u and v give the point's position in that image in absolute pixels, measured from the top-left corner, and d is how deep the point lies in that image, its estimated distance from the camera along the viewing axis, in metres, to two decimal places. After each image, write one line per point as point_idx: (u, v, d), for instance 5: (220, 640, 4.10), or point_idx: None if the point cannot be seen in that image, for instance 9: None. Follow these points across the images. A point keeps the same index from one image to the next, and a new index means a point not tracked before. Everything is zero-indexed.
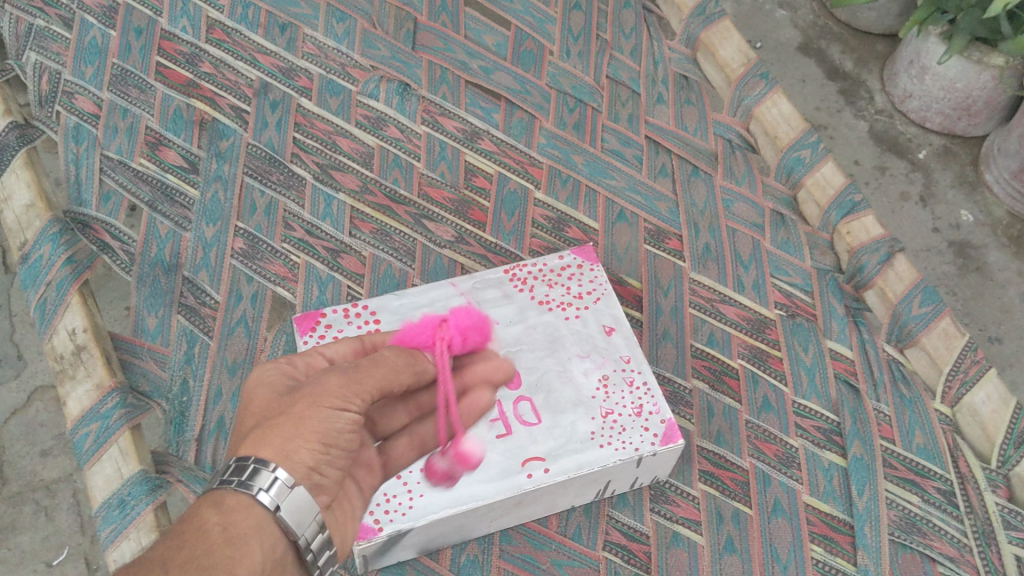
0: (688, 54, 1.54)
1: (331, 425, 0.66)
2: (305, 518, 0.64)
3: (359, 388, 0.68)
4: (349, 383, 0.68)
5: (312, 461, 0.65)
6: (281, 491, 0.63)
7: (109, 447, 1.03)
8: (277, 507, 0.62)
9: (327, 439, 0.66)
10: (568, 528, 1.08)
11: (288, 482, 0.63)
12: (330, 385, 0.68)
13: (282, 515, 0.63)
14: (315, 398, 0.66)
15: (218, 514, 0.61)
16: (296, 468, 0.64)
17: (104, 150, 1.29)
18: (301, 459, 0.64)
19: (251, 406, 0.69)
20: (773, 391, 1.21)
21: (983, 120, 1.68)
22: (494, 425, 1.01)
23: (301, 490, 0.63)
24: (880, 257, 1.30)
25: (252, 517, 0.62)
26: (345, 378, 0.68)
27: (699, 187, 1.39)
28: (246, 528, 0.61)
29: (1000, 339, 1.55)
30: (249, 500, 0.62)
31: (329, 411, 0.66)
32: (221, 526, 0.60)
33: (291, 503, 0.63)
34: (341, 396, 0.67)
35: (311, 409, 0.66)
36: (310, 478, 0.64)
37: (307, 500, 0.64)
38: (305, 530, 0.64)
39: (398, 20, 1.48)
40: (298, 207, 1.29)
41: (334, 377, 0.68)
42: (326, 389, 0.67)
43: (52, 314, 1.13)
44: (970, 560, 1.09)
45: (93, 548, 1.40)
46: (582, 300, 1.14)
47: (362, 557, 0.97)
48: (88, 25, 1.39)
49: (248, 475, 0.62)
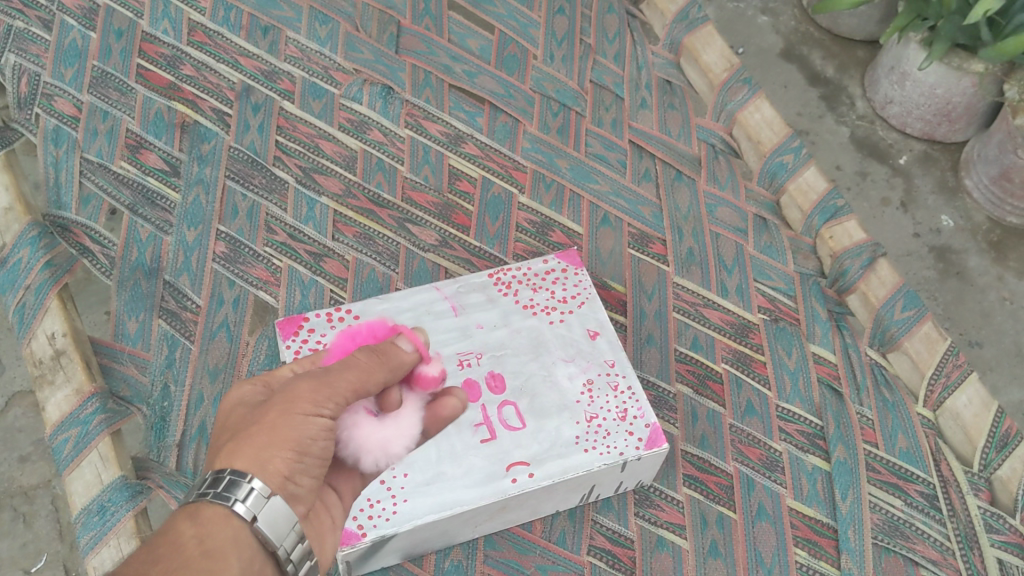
0: (671, 59, 1.56)
1: (306, 432, 0.63)
2: (284, 530, 0.61)
3: (329, 391, 0.64)
4: (320, 386, 0.64)
5: (288, 470, 0.62)
6: (258, 502, 0.60)
7: (89, 453, 1.02)
8: (254, 518, 0.59)
9: (302, 447, 0.62)
10: (552, 533, 1.08)
11: (265, 493, 0.60)
12: (301, 389, 0.64)
13: (259, 527, 0.60)
14: (287, 404, 0.63)
15: (195, 525, 0.58)
16: (271, 478, 0.61)
17: (84, 153, 1.28)
18: (276, 468, 0.61)
19: (227, 423, 0.66)
20: (756, 395, 1.21)
21: (963, 126, 1.70)
22: (479, 430, 1.01)
23: (279, 500, 0.60)
24: (863, 261, 1.31)
25: (230, 529, 0.59)
26: (316, 382, 0.65)
27: (683, 192, 1.39)
28: (222, 540, 0.58)
29: (981, 343, 1.57)
30: (225, 513, 0.59)
31: (303, 417, 0.63)
32: (198, 538, 0.57)
33: (268, 513, 0.60)
34: (314, 399, 0.64)
35: (283, 416, 0.63)
36: (286, 489, 0.62)
37: (285, 510, 0.61)
38: (285, 541, 0.61)
39: (382, 24, 1.48)
40: (280, 211, 1.28)
41: (306, 381, 0.65)
42: (297, 394, 0.64)
43: (30, 318, 1.12)
44: (952, 563, 1.10)
45: (72, 555, 1.38)
46: (566, 304, 1.14)
47: (345, 563, 0.96)
48: (68, 27, 1.38)
49: (223, 487, 0.59)
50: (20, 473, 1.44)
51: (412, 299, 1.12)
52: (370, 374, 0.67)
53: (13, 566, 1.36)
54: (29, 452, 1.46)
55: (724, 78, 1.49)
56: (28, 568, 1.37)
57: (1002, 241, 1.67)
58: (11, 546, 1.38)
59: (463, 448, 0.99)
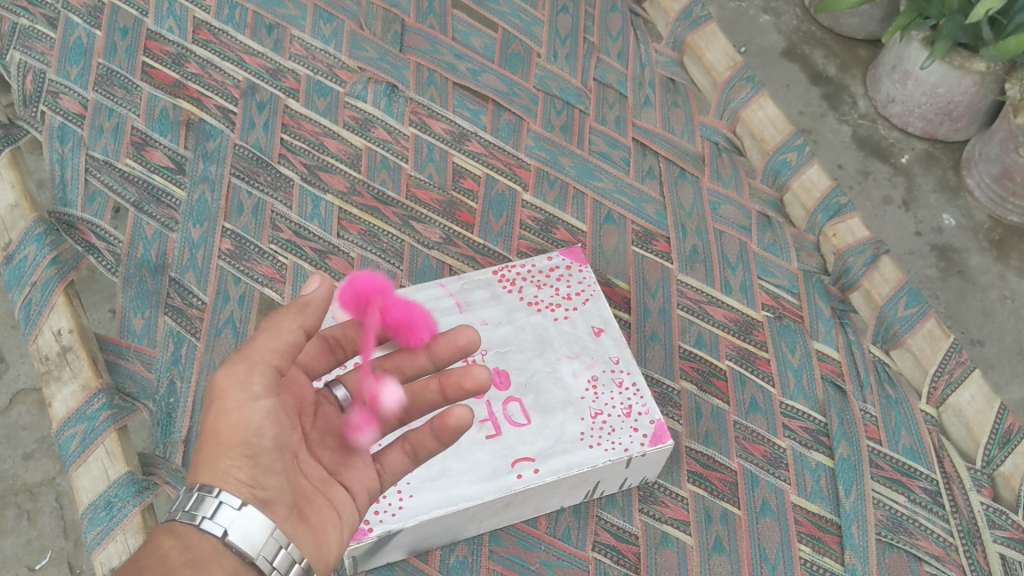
0: (674, 57, 1.56)
1: (248, 426, 0.65)
2: (259, 539, 0.63)
3: (248, 365, 0.66)
4: (239, 368, 0.66)
5: (248, 477, 0.65)
6: (228, 514, 0.62)
7: (96, 448, 1.02)
8: (224, 531, 0.62)
9: (251, 448, 0.65)
10: (557, 529, 1.08)
11: (233, 504, 0.63)
12: (223, 381, 0.66)
13: (231, 539, 0.62)
14: (219, 405, 0.65)
15: (174, 540, 0.61)
16: (236, 488, 0.64)
17: (89, 150, 1.28)
18: (236, 478, 0.64)
19: None
20: (760, 392, 1.21)
21: (965, 125, 1.70)
22: (484, 425, 1.01)
23: (250, 508, 0.63)
24: (866, 259, 1.31)
25: (207, 544, 0.62)
26: (232, 366, 0.66)
27: (687, 189, 1.40)
28: (202, 553, 0.61)
29: (982, 341, 1.57)
30: (196, 529, 0.62)
31: (238, 411, 0.65)
32: (179, 548, 0.60)
33: (238, 525, 0.62)
34: (240, 386, 0.65)
35: (222, 417, 0.65)
36: (254, 496, 0.65)
37: (257, 518, 0.63)
38: (262, 551, 0.63)
39: (386, 22, 1.48)
40: (286, 207, 1.29)
41: (227, 371, 0.66)
42: (222, 388, 0.65)
43: (37, 314, 1.11)
44: (956, 559, 1.11)
45: (77, 552, 1.39)
46: (571, 300, 1.15)
47: (351, 558, 0.97)
48: (72, 25, 1.38)
49: (192, 504, 0.63)
50: (24, 470, 1.45)
51: (416, 295, 1.12)
52: (278, 332, 0.68)
53: (17, 564, 1.37)
54: (32, 450, 1.47)
55: (727, 76, 1.49)
56: (33, 564, 1.37)
57: (1003, 240, 1.67)
58: (16, 543, 1.38)
59: (468, 443, 1.00)
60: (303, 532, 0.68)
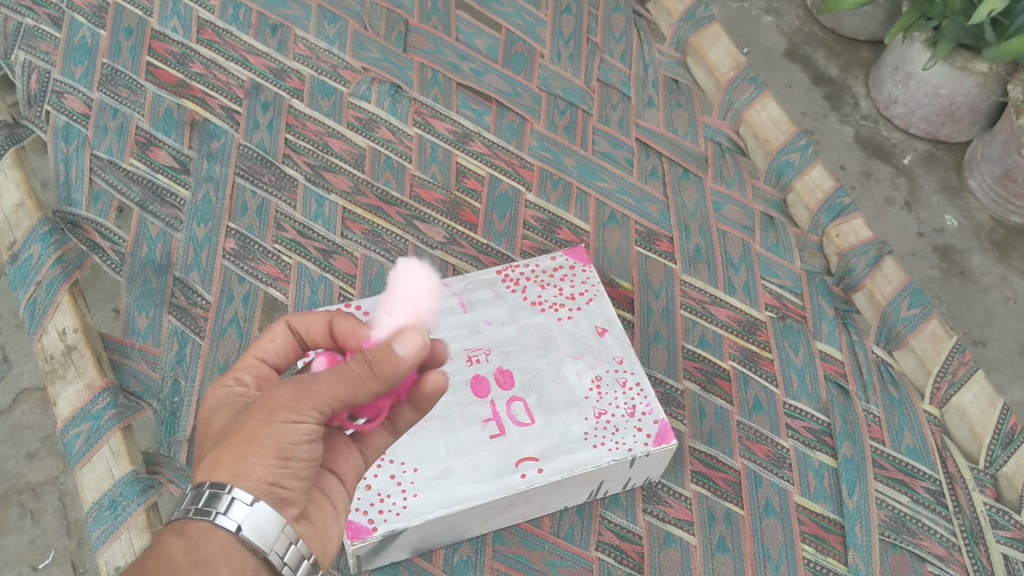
0: (677, 58, 1.56)
1: (288, 436, 0.63)
2: (271, 533, 0.63)
3: (312, 399, 0.63)
4: (303, 395, 0.64)
5: (272, 475, 0.64)
6: (241, 510, 0.62)
7: (101, 448, 1.02)
8: (237, 527, 0.61)
9: (284, 451, 0.64)
10: (561, 528, 1.08)
11: (247, 500, 0.62)
12: (284, 396, 0.64)
13: (244, 534, 0.62)
14: (269, 414, 0.64)
15: (183, 540, 0.61)
16: (255, 486, 0.63)
17: (94, 150, 1.28)
18: (258, 476, 0.63)
19: (209, 431, 0.68)
20: (763, 392, 1.22)
21: (967, 126, 1.71)
22: (489, 425, 1.02)
23: (262, 504, 0.62)
24: (869, 259, 1.32)
25: (217, 541, 0.61)
26: (299, 390, 0.64)
27: (690, 190, 1.40)
28: (211, 552, 0.61)
29: (984, 342, 1.57)
30: (209, 525, 0.61)
31: (285, 424, 0.64)
32: (186, 549, 0.60)
33: (251, 521, 0.62)
34: (296, 407, 0.63)
35: (266, 425, 0.64)
36: (271, 493, 0.64)
37: (269, 513, 0.63)
38: (274, 546, 0.63)
39: (390, 23, 1.48)
40: (290, 208, 1.29)
41: (291, 388, 0.64)
42: (278, 399, 0.64)
43: (41, 314, 1.12)
44: (959, 559, 1.11)
45: (80, 551, 1.39)
46: (575, 300, 1.15)
47: (356, 557, 0.97)
48: (78, 25, 1.39)
49: (205, 501, 0.62)
50: (28, 469, 1.45)
51: None
52: (360, 387, 0.64)
53: (19, 562, 1.36)
54: (36, 449, 1.47)
55: (730, 76, 1.49)
56: (36, 563, 1.37)
57: (1005, 241, 1.68)
58: (19, 542, 1.38)
59: (472, 443, 1.00)
60: (308, 529, 0.68)
